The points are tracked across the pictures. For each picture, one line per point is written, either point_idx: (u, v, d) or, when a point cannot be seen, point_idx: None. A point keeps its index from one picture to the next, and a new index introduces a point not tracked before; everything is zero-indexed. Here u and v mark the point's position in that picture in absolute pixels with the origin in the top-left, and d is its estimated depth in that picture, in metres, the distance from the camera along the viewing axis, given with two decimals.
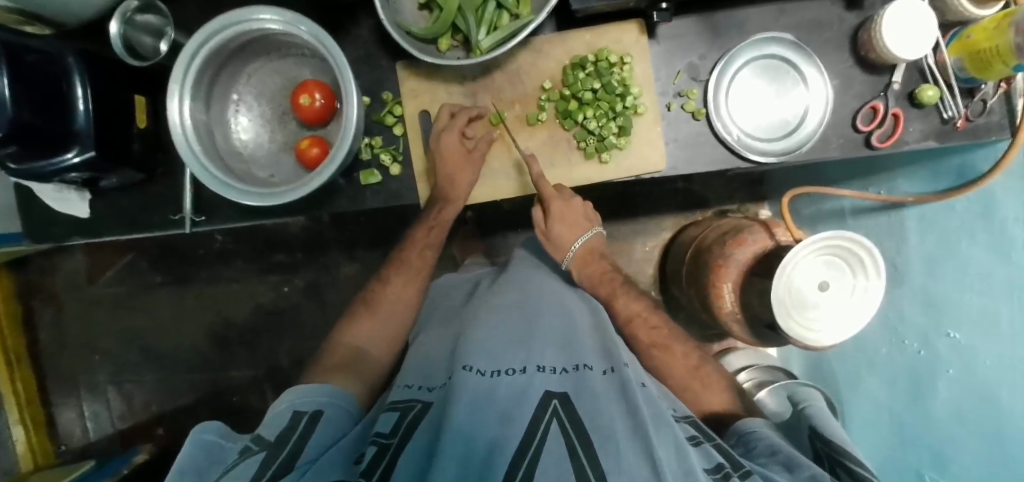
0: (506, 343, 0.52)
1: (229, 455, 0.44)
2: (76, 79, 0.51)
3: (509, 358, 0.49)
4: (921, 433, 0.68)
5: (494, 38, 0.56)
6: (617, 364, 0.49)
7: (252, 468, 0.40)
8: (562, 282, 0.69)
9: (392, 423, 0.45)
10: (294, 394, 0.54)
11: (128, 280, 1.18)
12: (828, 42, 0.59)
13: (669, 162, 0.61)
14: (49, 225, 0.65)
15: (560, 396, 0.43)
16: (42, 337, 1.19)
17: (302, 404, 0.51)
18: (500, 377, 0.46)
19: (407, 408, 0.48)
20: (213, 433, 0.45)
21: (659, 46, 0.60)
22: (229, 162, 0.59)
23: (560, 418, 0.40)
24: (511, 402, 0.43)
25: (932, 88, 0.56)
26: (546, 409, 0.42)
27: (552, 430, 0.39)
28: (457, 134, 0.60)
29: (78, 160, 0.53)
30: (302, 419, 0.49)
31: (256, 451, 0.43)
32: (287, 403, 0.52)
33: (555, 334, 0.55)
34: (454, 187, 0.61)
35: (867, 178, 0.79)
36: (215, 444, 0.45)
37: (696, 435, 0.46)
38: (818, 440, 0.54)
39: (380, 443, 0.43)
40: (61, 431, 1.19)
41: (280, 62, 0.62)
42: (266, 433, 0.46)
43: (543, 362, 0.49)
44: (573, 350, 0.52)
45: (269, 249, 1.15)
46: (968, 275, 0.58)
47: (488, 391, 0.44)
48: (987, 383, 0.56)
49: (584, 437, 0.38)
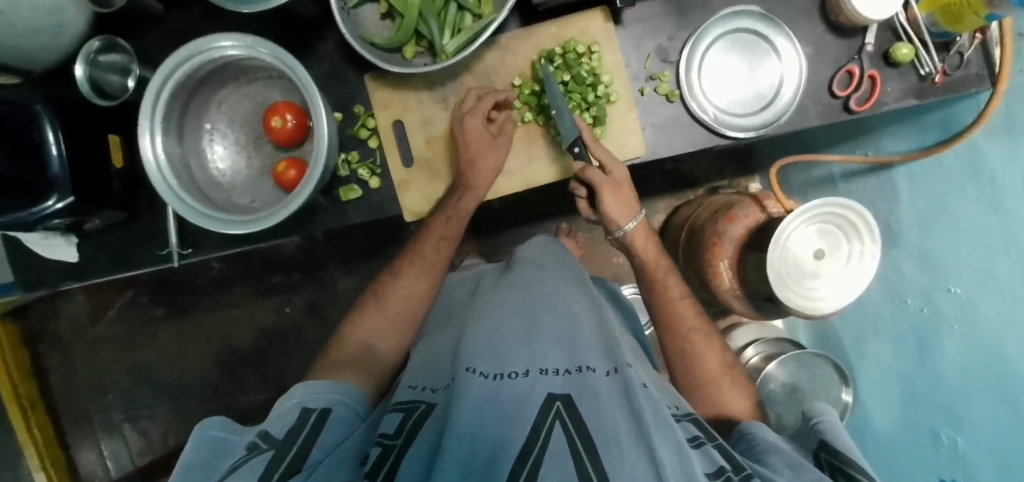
0: (507, 345, 0.50)
1: (234, 449, 0.43)
2: (46, 123, 0.51)
3: (511, 361, 0.48)
4: (931, 394, 0.67)
5: (459, 41, 0.56)
6: (620, 365, 0.49)
7: (259, 467, 0.39)
8: (569, 278, 0.68)
9: (396, 424, 0.45)
10: (305, 387, 0.53)
11: (131, 316, 1.19)
12: (797, 9, 0.58)
13: (648, 146, 0.61)
14: (38, 273, 0.66)
15: (563, 397, 0.42)
16: (51, 382, 1.19)
17: (311, 401, 0.51)
18: (502, 380, 0.45)
19: (411, 409, 0.47)
20: (218, 428, 0.46)
21: (626, 31, 0.60)
22: (209, 192, 0.59)
23: (563, 419, 0.40)
24: (512, 404, 0.42)
25: (905, 45, 0.55)
26: (549, 411, 0.41)
27: (556, 433, 0.38)
28: (481, 122, 0.59)
29: (60, 205, 0.53)
30: (310, 417, 0.48)
31: (265, 449, 0.42)
32: (296, 399, 0.51)
33: (557, 329, 0.54)
34: (477, 174, 0.60)
35: (854, 141, 0.78)
36: (221, 440, 0.45)
37: (698, 435, 0.45)
38: (824, 450, 0.50)
39: (384, 444, 0.42)
40: (82, 472, 1.20)
41: (248, 87, 0.62)
42: (275, 430, 0.45)
43: (545, 365, 0.47)
44: (574, 350, 0.50)
45: (266, 270, 1.15)
46: (962, 230, 0.58)
47: (491, 393, 0.43)
48: (989, 336, 0.56)
49: (586, 438, 0.37)
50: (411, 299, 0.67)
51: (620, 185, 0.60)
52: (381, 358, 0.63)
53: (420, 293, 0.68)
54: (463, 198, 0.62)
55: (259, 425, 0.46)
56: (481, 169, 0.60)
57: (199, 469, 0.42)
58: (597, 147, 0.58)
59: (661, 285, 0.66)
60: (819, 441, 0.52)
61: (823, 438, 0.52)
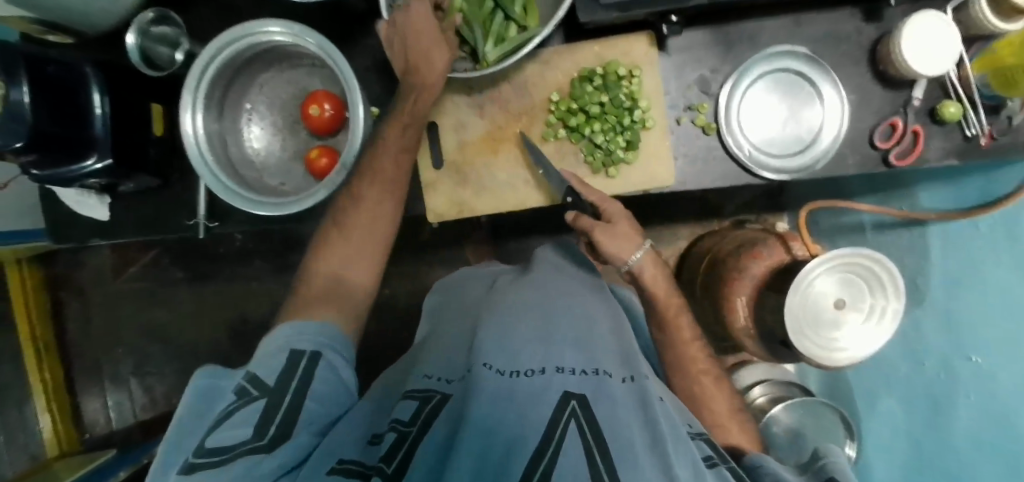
0: (524, 340, 0.49)
1: (224, 391, 0.44)
2: (94, 88, 0.53)
3: (528, 358, 0.47)
4: (939, 458, 0.66)
5: (501, 49, 0.57)
6: (636, 375, 0.48)
7: (254, 418, 0.41)
8: (586, 281, 0.68)
9: (411, 412, 0.44)
10: (288, 329, 0.51)
11: (151, 275, 1.22)
12: (845, 55, 0.57)
13: (678, 176, 0.60)
14: (71, 227, 0.68)
15: (579, 397, 0.41)
16: (68, 328, 1.23)
17: (299, 343, 0.49)
18: (518, 377, 0.44)
19: (426, 398, 0.46)
20: (208, 376, 0.45)
21: (670, 59, 0.59)
22: (242, 170, 0.61)
23: (579, 419, 0.38)
24: (527, 400, 0.41)
25: (954, 104, 0.53)
26: (563, 411, 0.39)
27: (570, 432, 0.37)
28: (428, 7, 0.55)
29: (98, 166, 0.55)
30: (300, 363, 0.47)
31: (256, 397, 0.43)
32: (281, 339, 0.50)
33: (574, 329, 0.53)
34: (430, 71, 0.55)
35: (888, 192, 0.77)
36: (210, 387, 0.44)
37: (711, 455, 0.44)
38: None
39: (399, 430, 0.41)
40: (85, 419, 1.24)
41: (292, 72, 0.63)
42: (265, 374, 0.45)
43: (562, 363, 0.46)
44: (591, 353, 0.49)
45: (286, 247, 1.17)
46: (991, 295, 0.57)
47: (507, 388, 0.42)
48: (1004, 407, 0.55)
49: (602, 443, 0.36)
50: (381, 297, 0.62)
51: (615, 224, 0.59)
52: None
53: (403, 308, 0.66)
54: (420, 101, 0.57)
55: (247, 368, 0.46)
56: (433, 65, 0.55)
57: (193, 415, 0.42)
58: (587, 188, 0.59)
59: (678, 327, 0.63)
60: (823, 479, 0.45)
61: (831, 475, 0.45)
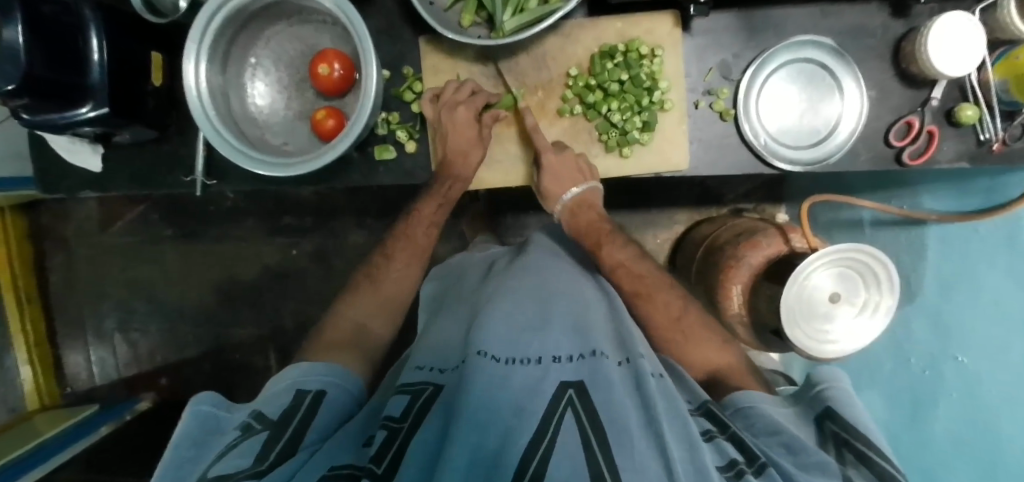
0: (520, 328, 0.49)
1: (227, 428, 0.44)
2: (91, 32, 0.49)
3: (525, 346, 0.47)
4: (914, 451, 0.69)
5: (519, 20, 0.54)
6: (632, 356, 0.48)
7: (257, 447, 0.40)
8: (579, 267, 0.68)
9: (403, 407, 0.44)
10: (299, 369, 0.52)
11: (139, 231, 1.19)
12: (869, 50, 0.57)
13: (692, 162, 0.60)
14: (60, 176, 0.65)
15: (576, 386, 0.41)
16: (52, 280, 1.20)
17: (305, 383, 0.50)
18: (514, 365, 0.44)
19: (419, 391, 0.46)
20: (208, 403, 0.46)
21: (693, 41, 0.58)
22: (245, 128, 0.58)
23: (575, 409, 0.38)
24: (523, 391, 0.40)
25: (972, 107, 0.53)
26: (560, 400, 0.39)
27: (566, 423, 0.37)
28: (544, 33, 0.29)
29: (92, 115, 0.52)
30: (304, 401, 0.48)
31: (258, 430, 0.42)
32: (291, 379, 0.50)
33: (570, 317, 0.53)
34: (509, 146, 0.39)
35: (891, 190, 0.77)
36: (211, 414, 0.45)
37: (710, 428, 0.44)
38: (830, 420, 0.46)
39: (391, 427, 0.41)
40: (67, 373, 1.22)
41: (300, 27, 0.60)
42: (270, 412, 0.45)
43: (558, 351, 0.46)
44: (586, 336, 0.49)
45: (279, 210, 1.15)
46: (981, 300, 0.59)
47: (501, 377, 0.42)
48: (987, 410, 0.58)
49: (599, 429, 0.36)
50: (395, 295, 0.66)
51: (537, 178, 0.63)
52: (374, 336, 0.62)
53: (400, 291, 0.66)
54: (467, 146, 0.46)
55: (252, 405, 0.47)
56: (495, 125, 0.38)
57: (193, 445, 0.42)
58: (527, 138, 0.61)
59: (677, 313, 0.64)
60: (823, 410, 0.48)
61: (827, 406, 0.48)
